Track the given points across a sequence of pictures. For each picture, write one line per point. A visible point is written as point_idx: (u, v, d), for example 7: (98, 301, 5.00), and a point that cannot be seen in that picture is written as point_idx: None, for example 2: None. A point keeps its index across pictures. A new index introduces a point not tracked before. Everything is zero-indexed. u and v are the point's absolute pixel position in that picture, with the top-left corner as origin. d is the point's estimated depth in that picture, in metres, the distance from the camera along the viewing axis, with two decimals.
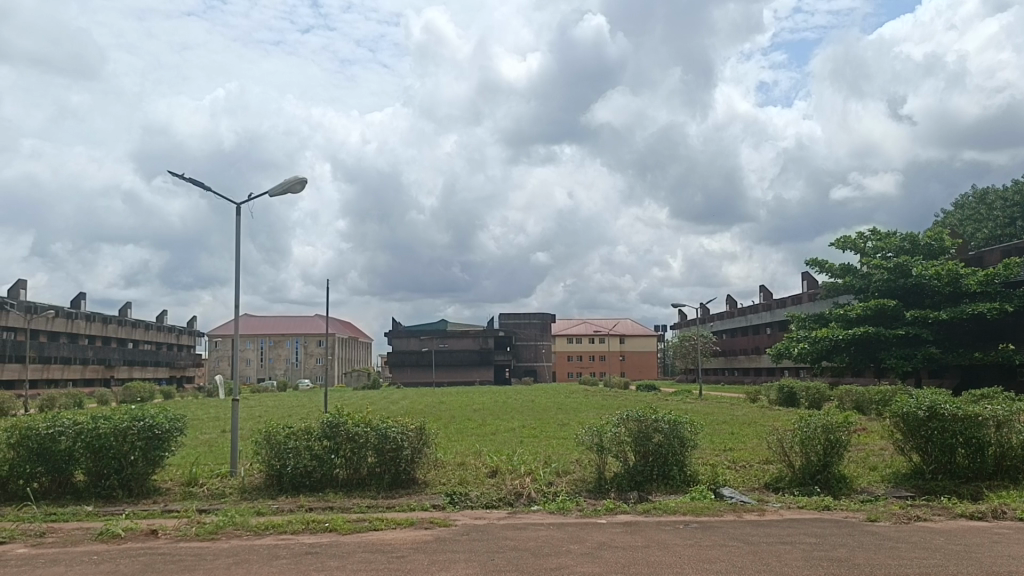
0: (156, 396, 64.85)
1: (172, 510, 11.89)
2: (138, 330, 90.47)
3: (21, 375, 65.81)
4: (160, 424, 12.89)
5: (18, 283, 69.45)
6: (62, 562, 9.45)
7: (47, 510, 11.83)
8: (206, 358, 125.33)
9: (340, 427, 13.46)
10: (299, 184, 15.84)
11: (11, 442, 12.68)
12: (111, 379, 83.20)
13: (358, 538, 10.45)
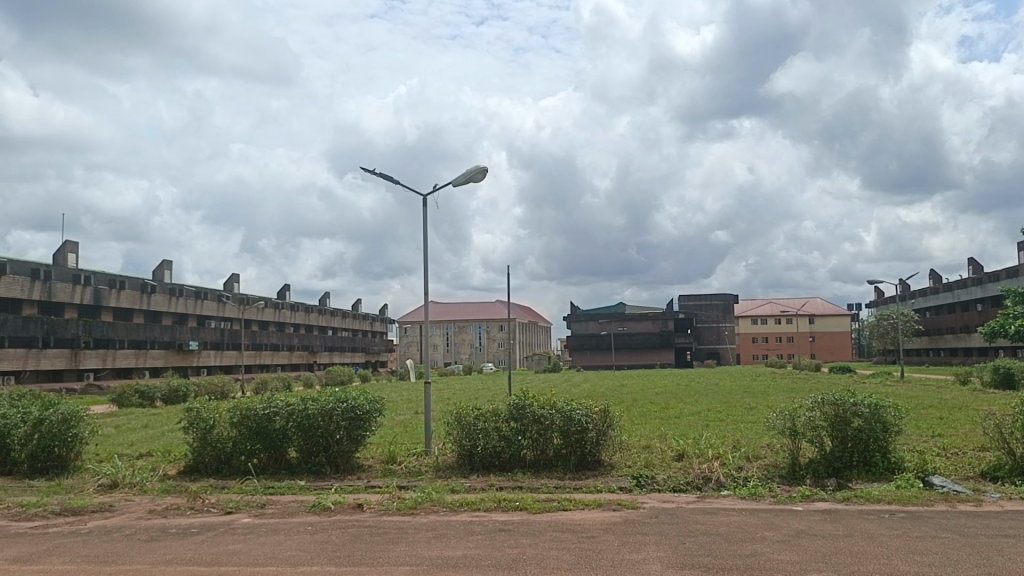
0: (354, 379, 69.35)
1: (375, 486, 12.66)
2: (336, 319, 96.74)
3: (238, 360, 72.46)
4: (361, 405, 13.73)
5: (232, 278, 76.21)
6: (281, 531, 10.31)
7: (266, 483, 12.94)
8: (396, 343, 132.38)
9: (527, 409, 13.78)
10: (480, 173, 16.27)
11: (234, 421, 13.99)
12: (314, 364, 89.63)
13: (548, 517, 10.67)
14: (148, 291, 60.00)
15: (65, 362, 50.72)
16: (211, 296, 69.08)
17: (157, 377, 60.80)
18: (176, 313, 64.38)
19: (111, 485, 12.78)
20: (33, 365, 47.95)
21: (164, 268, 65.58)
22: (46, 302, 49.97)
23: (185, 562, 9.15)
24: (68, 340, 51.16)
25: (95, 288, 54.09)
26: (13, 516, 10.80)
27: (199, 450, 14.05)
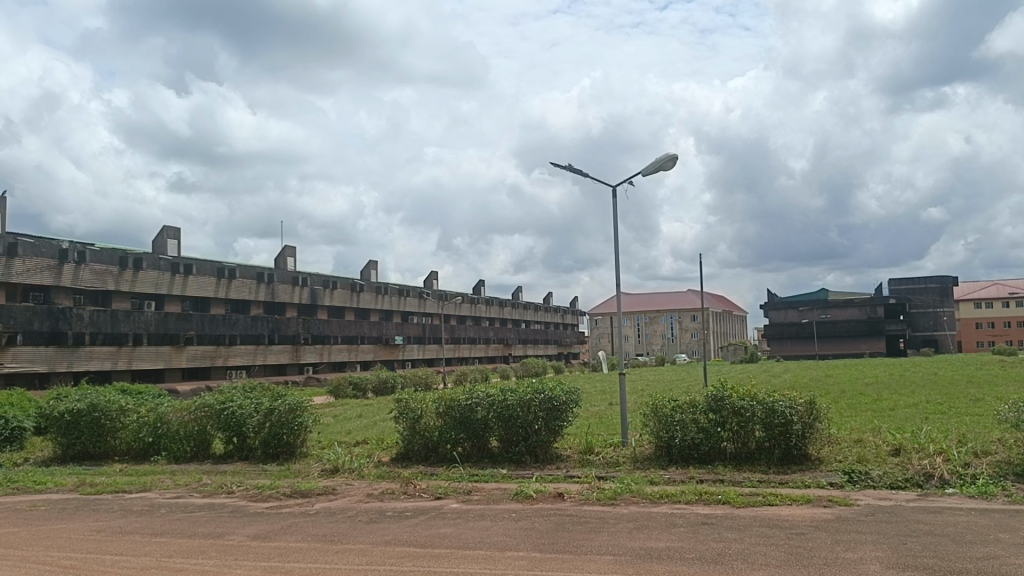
0: (549, 370, 70.59)
1: (574, 476, 12.84)
2: (528, 312, 98.78)
3: (439, 354, 75.98)
4: (558, 396, 13.93)
5: (431, 275, 79.98)
6: (487, 517, 10.72)
7: (471, 471, 13.50)
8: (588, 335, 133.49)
9: (725, 400, 13.41)
10: (671, 161, 16.02)
11: (439, 411, 14.74)
12: (509, 356, 92.15)
13: (754, 512, 10.35)
14: (357, 290, 64.26)
15: (288, 357, 55.46)
16: (413, 293, 72.85)
17: (368, 370, 65.02)
18: (382, 310, 68.64)
19: (332, 470, 13.83)
20: (261, 360, 52.85)
21: (371, 267, 69.95)
22: (270, 302, 54.90)
23: (401, 543, 9.77)
24: (290, 337, 55.90)
25: (312, 288, 58.68)
26: (252, 496, 11.98)
27: (409, 439, 14.90)
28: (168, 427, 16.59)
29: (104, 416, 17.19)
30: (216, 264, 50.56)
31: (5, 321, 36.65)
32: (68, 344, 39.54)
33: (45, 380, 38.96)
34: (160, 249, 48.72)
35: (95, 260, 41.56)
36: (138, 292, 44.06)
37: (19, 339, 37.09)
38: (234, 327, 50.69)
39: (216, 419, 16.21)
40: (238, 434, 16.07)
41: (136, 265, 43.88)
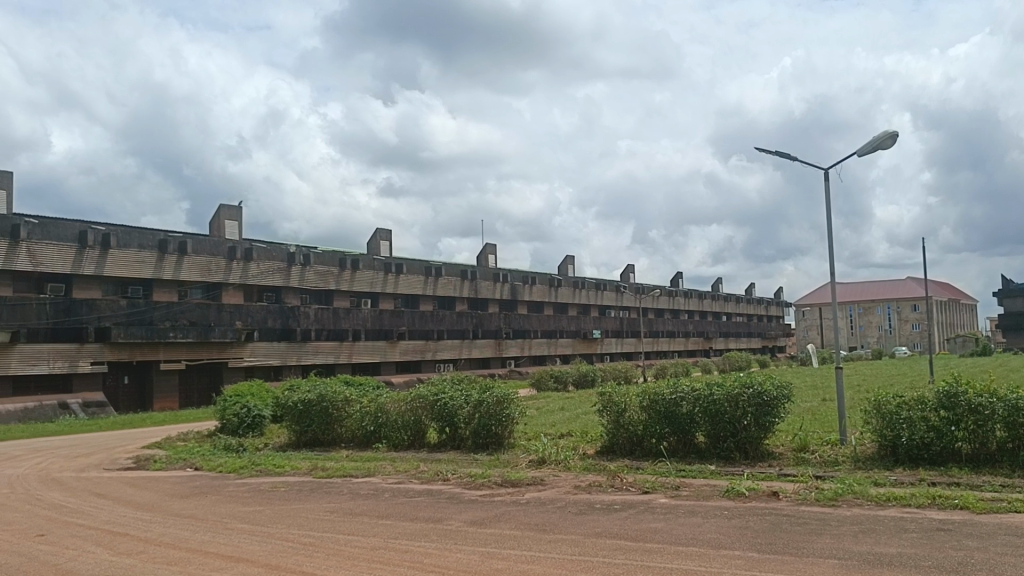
0: (755, 364, 68.00)
1: (789, 474, 12.30)
2: (730, 304, 95.91)
3: (638, 348, 75.59)
4: (769, 391, 13.37)
5: (629, 268, 79.69)
6: (699, 513, 10.49)
7: (678, 466, 13.31)
8: (795, 328, 127.45)
9: (960, 397, 12.29)
10: (890, 138, 14.92)
11: (644, 406, 14.65)
12: (710, 350, 89.96)
13: (997, 519, 9.41)
14: (556, 285, 65.30)
15: (491, 351, 57.40)
16: (610, 287, 72.93)
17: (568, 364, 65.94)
18: (580, 304, 69.39)
19: (540, 461, 14.13)
20: (466, 354, 55.05)
21: (568, 263, 70.82)
22: (474, 298, 57.08)
23: (612, 536, 9.78)
24: (493, 332, 57.72)
25: (512, 284, 60.31)
26: (466, 484, 12.48)
27: (614, 432, 14.96)
28: (387, 417, 17.68)
29: (330, 406, 18.61)
30: (424, 263, 53.23)
31: (245, 319, 40.65)
32: (297, 339, 43.15)
33: (278, 372, 42.87)
34: (373, 250, 52.01)
35: (318, 262, 45.08)
36: (355, 291, 47.33)
37: (257, 335, 40.96)
38: (441, 322, 53.06)
39: (430, 409, 17.05)
40: (450, 425, 16.81)
41: (354, 266, 47.11)
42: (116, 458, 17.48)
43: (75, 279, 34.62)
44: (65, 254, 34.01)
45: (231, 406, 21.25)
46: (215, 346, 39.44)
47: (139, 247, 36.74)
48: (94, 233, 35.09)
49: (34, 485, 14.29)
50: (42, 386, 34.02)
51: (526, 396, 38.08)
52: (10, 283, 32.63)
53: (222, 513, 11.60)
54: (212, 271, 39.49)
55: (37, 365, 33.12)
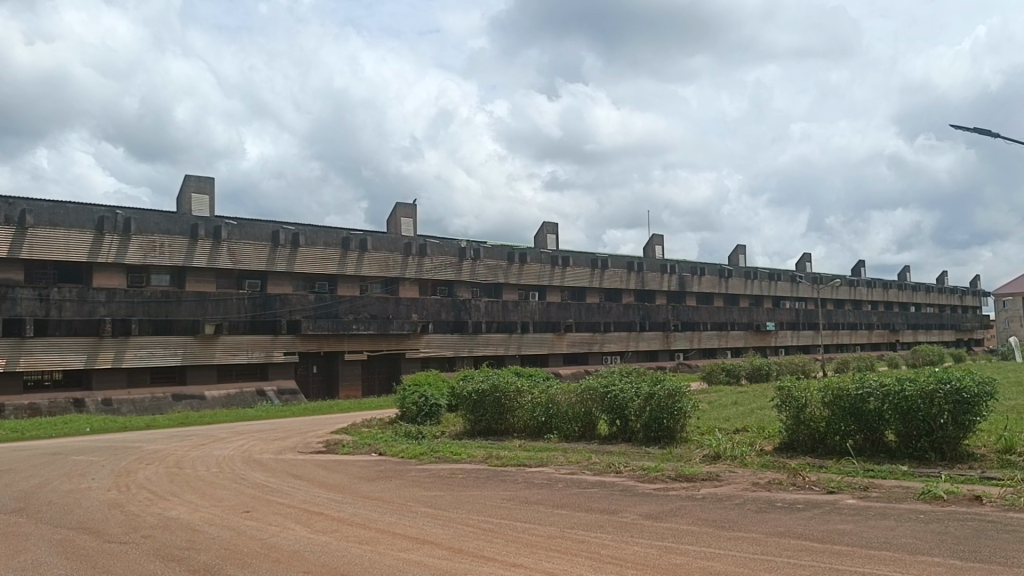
0: (948, 359, 62.99)
1: (993, 477, 11.34)
2: (918, 294, 89.46)
3: (816, 340, 72.09)
4: (969, 387, 12.36)
5: (805, 256, 76.22)
6: (892, 516, 9.89)
7: (866, 465, 12.62)
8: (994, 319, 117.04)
9: None
10: None
11: (826, 401, 13.99)
12: (896, 343, 84.35)
13: None
14: (726, 275, 63.55)
15: (660, 343, 56.65)
16: (784, 277, 70.11)
17: (740, 357, 63.95)
18: (752, 296, 67.16)
19: (715, 456, 13.83)
20: (634, 346, 54.67)
21: (740, 252, 68.66)
22: (641, 290, 56.69)
23: (796, 536, 9.41)
24: (660, 324, 56.91)
25: (680, 275, 59.29)
26: (640, 477, 12.42)
27: (794, 429, 14.39)
28: (558, 408, 17.91)
29: (503, 397, 19.07)
30: (590, 256, 53.39)
31: (420, 312, 42.35)
32: (469, 331, 44.46)
33: (451, 363, 44.42)
34: (540, 243, 52.74)
35: (488, 256, 46.28)
36: (523, 284, 48.29)
37: (431, 327, 42.58)
38: (609, 315, 52.93)
39: (601, 402, 17.10)
40: (621, 417, 16.80)
41: (522, 259, 48.04)
42: (308, 441, 18.72)
43: (269, 275, 37.59)
44: (260, 252, 36.94)
45: (410, 395, 22.26)
46: (393, 338, 41.39)
47: (324, 245, 39.28)
48: (285, 233, 37.88)
49: (239, 465, 15.59)
50: (241, 373, 36.87)
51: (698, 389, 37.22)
52: (214, 279, 35.71)
53: (406, 496, 12.19)
54: (390, 266, 41.57)
55: (237, 355, 35.89)
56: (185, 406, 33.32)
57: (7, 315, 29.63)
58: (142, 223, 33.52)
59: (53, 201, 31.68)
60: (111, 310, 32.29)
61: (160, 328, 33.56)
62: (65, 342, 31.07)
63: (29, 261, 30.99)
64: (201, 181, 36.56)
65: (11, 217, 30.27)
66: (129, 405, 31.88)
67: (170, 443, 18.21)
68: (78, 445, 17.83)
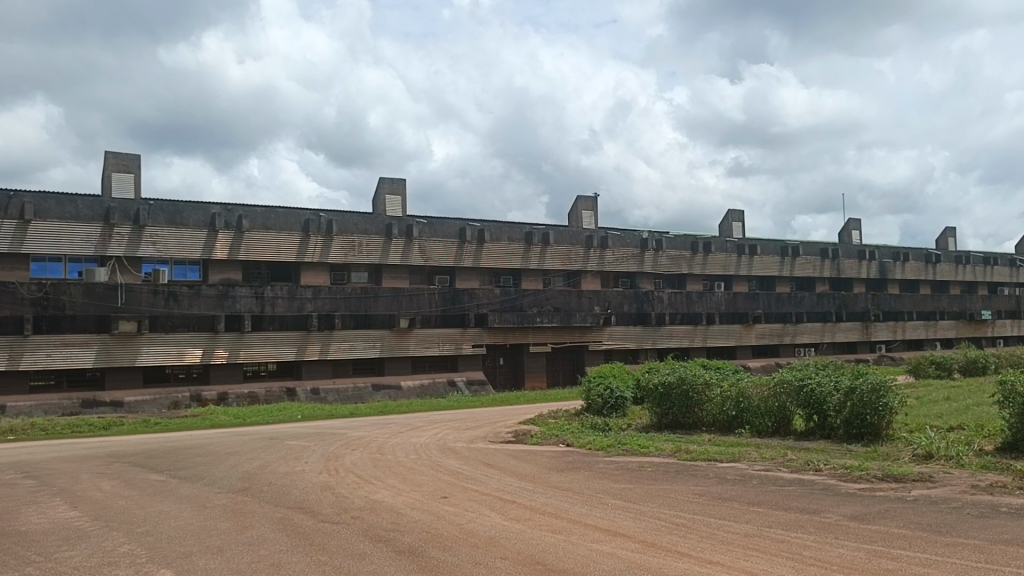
0: None
1: None
2: None
3: None
4: None
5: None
6: None
7: None
8: None
9: None
10: None
11: None
12: None
13: None
14: (933, 261, 58.91)
15: (858, 334, 53.33)
16: (1002, 262, 64.00)
17: (951, 349, 58.97)
18: (964, 282, 61.78)
19: (926, 456, 12.86)
20: (829, 338, 51.80)
21: (948, 235, 63.42)
22: (836, 279, 53.67)
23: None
24: (859, 314, 53.51)
25: (880, 262, 55.61)
26: (841, 476, 11.77)
27: (1019, 428, 13.10)
28: (750, 402, 17.37)
29: (691, 390, 18.73)
30: (779, 243, 51.28)
31: (603, 304, 42.39)
32: (652, 323, 43.97)
33: (636, 355, 44.19)
34: (726, 232, 51.25)
35: (670, 247, 45.63)
36: (708, 274, 47.21)
37: (615, 319, 42.52)
38: (801, 305, 50.49)
39: (796, 396, 16.41)
40: (819, 412, 16.04)
41: (706, 249, 46.96)
42: (498, 431, 19.26)
43: (457, 270, 39.10)
44: (448, 248, 38.51)
45: (596, 387, 22.38)
46: (577, 330, 41.72)
47: (508, 240, 40.37)
48: (471, 230, 39.21)
49: (435, 453, 16.30)
50: (434, 365, 38.44)
51: (906, 383, 34.62)
52: (407, 276, 37.76)
53: (596, 488, 12.26)
54: (572, 259, 42.09)
55: (430, 348, 37.51)
56: (384, 395, 35.45)
57: (228, 311, 32.62)
58: (343, 224, 35.85)
59: (266, 206, 34.62)
60: (317, 306, 34.66)
61: (361, 321, 35.72)
62: (278, 335, 33.75)
63: (245, 262, 34.03)
64: (394, 182, 38.49)
65: (229, 222, 33.37)
66: (334, 394, 34.34)
67: (371, 430, 19.35)
68: (291, 431, 19.34)
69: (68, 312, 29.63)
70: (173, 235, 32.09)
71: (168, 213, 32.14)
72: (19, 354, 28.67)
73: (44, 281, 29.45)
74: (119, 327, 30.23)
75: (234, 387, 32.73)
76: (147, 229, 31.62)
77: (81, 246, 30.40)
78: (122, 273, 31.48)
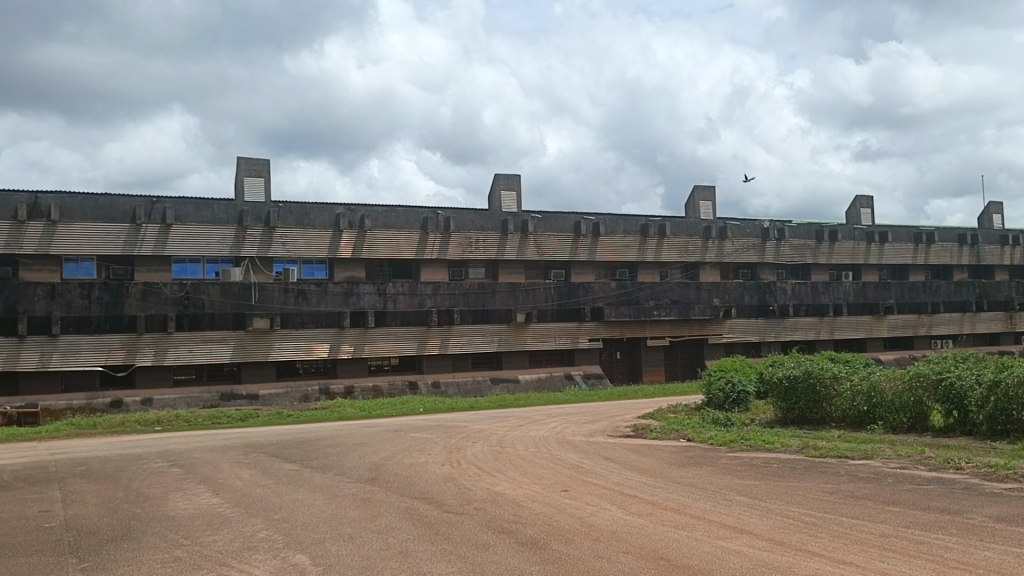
0: None
1: None
2: None
3: None
4: None
5: None
6: None
7: None
8: None
9: None
10: None
11: None
12: None
13: None
14: None
15: (1002, 324, 49.97)
16: None
17: None
18: None
19: None
20: (969, 329, 48.77)
21: None
22: (976, 266, 50.46)
23: None
24: (1002, 303, 50.11)
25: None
26: (986, 475, 11.07)
27: None
28: (882, 397, 16.60)
29: (818, 384, 18.06)
30: (912, 229, 48.65)
31: (723, 297, 41.44)
32: (775, 315, 42.63)
33: (759, 348, 43.02)
34: (853, 219, 49.06)
35: (793, 236, 44.07)
36: (834, 263, 45.34)
37: (735, 311, 41.46)
38: (937, 294, 47.75)
39: (934, 390, 15.55)
40: (959, 408, 15.15)
41: (832, 238, 45.09)
42: (617, 425, 19.17)
43: (573, 265, 39.09)
44: (564, 243, 38.57)
45: (717, 381, 21.93)
46: (696, 323, 40.98)
47: (624, 233, 40.02)
48: (586, 223, 39.06)
49: (555, 446, 16.38)
50: (551, 359, 38.61)
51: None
52: (524, 271, 38.07)
53: (720, 483, 12.02)
54: (690, 250, 41.34)
55: (547, 342, 37.75)
56: (502, 389, 35.96)
57: (353, 308, 33.86)
58: (459, 221, 36.44)
59: (386, 205, 35.61)
60: (437, 302, 35.48)
61: (479, 316, 36.29)
62: (400, 331, 34.76)
63: (369, 260, 35.16)
64: (509, 178, 38.68)
65: (353, 222, 34.47)
66: (455, 388, 35.09)
67: (491, 423, 19.63)
68: (414, 423, 19.88)
69: (208, 310, 31.51)
70: (301, 235, 33.51)
71: (296, 215, 33.54)
72: (165, 349, 30.75)
73: (185, 281, 31.44)
74: (254, 324, 31.90)
75: (360, 381, 34.02)
76: (277, 231, 33.14)
77: (217, 248, 32.20)
78: (256, 272, 33.17)
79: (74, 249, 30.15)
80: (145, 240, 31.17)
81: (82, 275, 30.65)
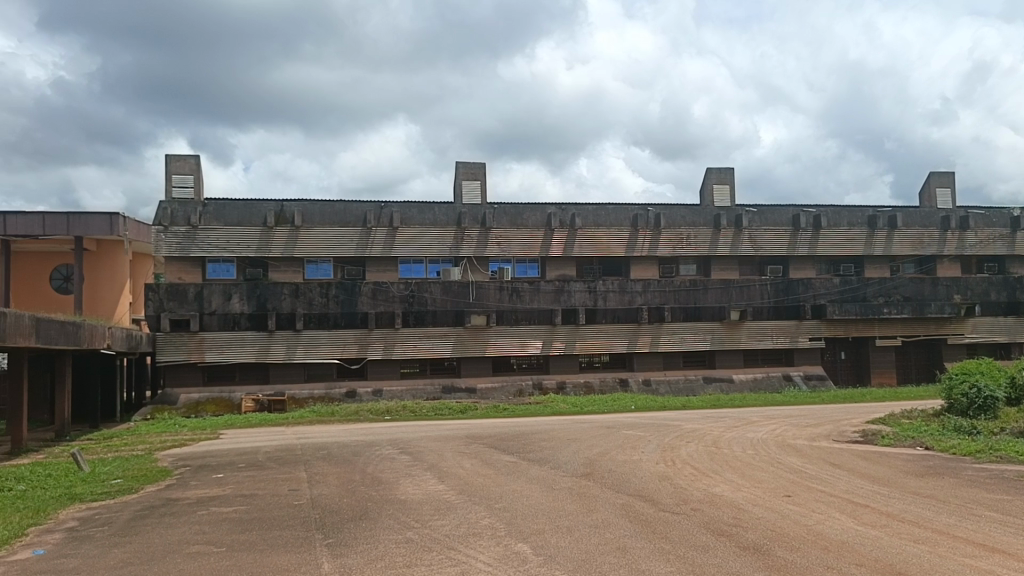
0: None
1: None
2: None
3: None
4: None
5: None
6: None
7: None
8: None
9: None
10: None
11: None
12: None
13: None
14: None
15: None
16: None
17: None
18: None
19: None
20: None
21: None
22: None
23: None
24: None
25: None
26: None
27: None
28: None
29: None
30: None
31: (964, 293, 37.99)
32: None
33: (1006, 350, 38.85)
34: None
35: None
36: None
37: (979, 309, 37.73)
38: None
39: None
40: None
41: None
42: (843, 430, 18.08)
43: (791, 260, 37.44)
44: (781, 237, 36.99)
45: (958, 385, 20.10)
46: (932, 321, 37.79)
47: (848, 226, 37.67)
48: (806, 216, 37.16)
49: (775, 449, 15.73)
50: (767, 359, 37.08)
51: None
52: (737, 267, 36.92)
53: (966, 497, 10.99)
54: (924, 243, 38.21)
55: (763, 340, 36.33)
56: (716, 389, 35.09)
57: (565, 305, 34.42)
58: (670, 217, 35.99)
59: (597, 203, 35.85)
60: (648, 299, 35.28)
61: (691, 314, 35.61)
62: (611, 328, 34.90)
63: (580, 258, 35.55)
64: (722, 171, 37.61)
65: (564, 221, 35.00)
66: (666, 386, 34.71)
67: (706, 423, 19.19)
68: (627, 420, 19.87)
69: (430, 307, 33.31)
70: (515, 235, 34.54)
71: (511, 215, 34.61)
72: (392, 344, 32.92)
73: (410, 281, 33.43)
74: (471, 320, 33.35)
75: (573, 377, 34.51)
76: (493, 232, 34.38)
77: (437, 248, 33.96)
78: (473, 271, 34.59)
79: (313, 252, 32.95)
80: (374, 243, 33.48)
81: (320, 276, 33.44)
